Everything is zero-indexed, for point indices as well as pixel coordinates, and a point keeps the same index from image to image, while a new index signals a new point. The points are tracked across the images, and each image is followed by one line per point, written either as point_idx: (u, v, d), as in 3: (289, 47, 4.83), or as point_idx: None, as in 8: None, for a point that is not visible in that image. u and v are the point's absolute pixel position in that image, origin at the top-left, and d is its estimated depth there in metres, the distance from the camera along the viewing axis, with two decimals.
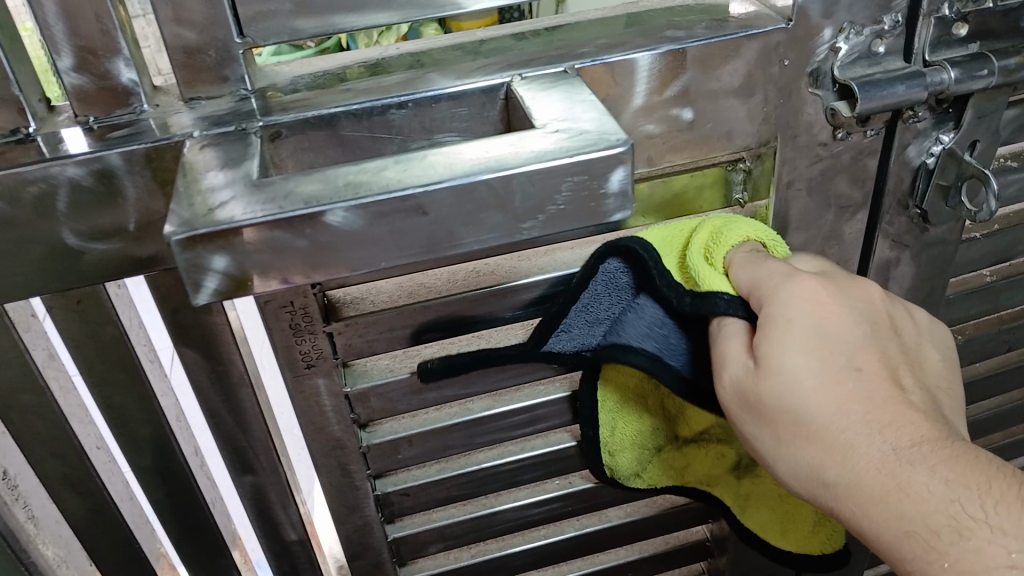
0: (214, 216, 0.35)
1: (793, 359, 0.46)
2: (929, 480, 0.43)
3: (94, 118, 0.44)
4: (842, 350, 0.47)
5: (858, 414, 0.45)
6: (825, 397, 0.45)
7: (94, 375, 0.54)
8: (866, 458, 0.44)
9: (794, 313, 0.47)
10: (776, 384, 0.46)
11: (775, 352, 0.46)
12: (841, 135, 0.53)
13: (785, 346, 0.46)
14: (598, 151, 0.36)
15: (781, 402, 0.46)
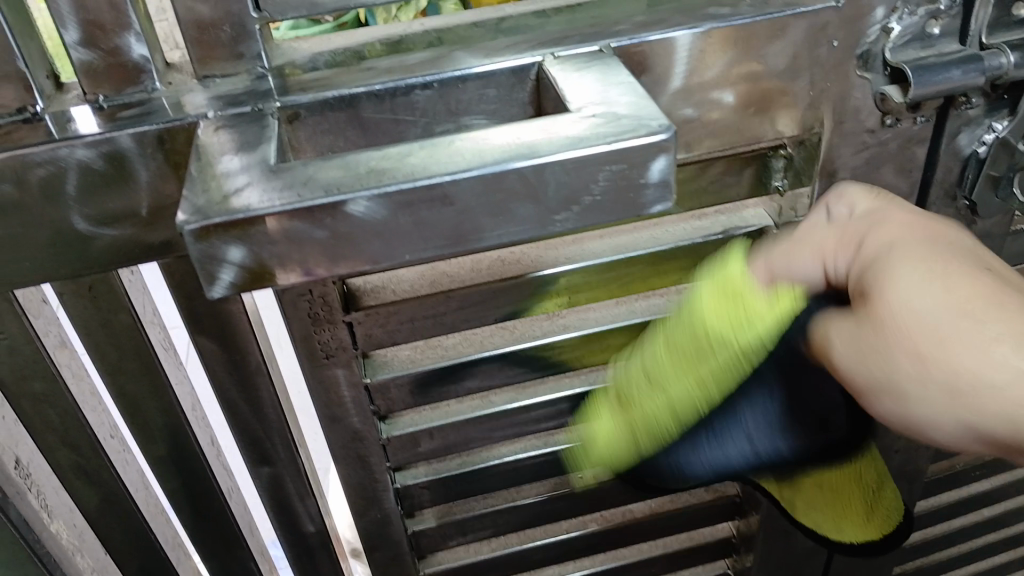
0: (229, 204, 0.33)
1: (900, 288, 0.41)
2: None
3: (104, 97, 0.42)
4: (958, 259, 0.42)
5: (989, 323, 0.39)
6: (962, 298, 0.39)
7: (106, 363, 0.53)
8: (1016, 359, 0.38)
9: (886, 250, 0.43)
10: (899, 299, 0.41)
11: (888, 273, 0.42)
12: (889, 122, 0.50)
13: (898, 263, 0.42)
14: (638, 137, 0.34)
15: (903, 317, 0.40)
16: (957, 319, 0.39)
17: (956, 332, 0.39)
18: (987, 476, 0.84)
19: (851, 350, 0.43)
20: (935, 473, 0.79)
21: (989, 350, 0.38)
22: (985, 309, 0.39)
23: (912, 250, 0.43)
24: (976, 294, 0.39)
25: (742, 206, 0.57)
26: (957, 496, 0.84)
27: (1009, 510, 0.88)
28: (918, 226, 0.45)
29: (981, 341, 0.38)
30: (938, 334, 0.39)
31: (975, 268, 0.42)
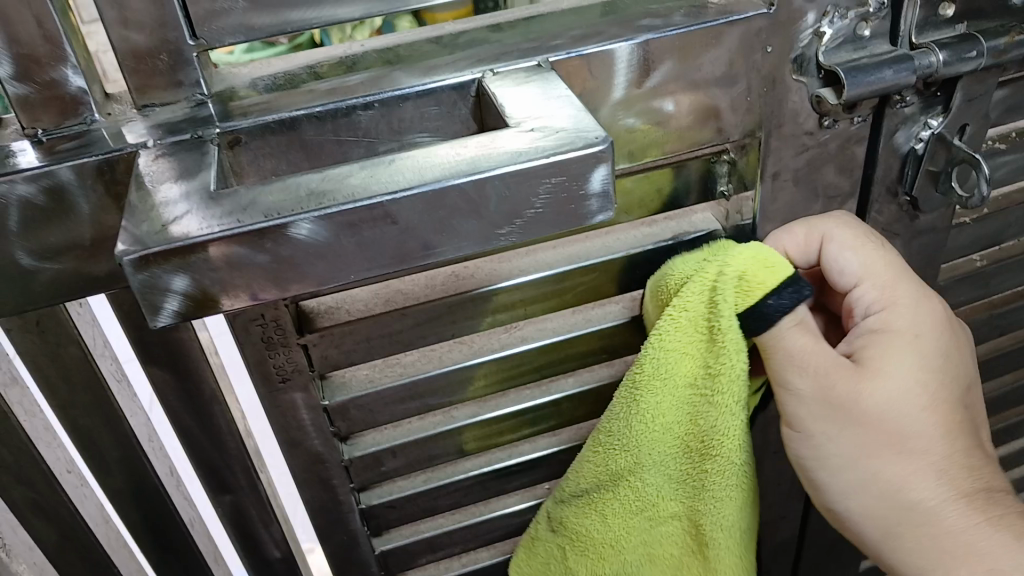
0: (168, 233, 0.32)
1: (897, 369, 0.51)
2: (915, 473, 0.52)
3: (42, 130, 0.41)
4: (937, 379, 0.52)
5: (927, 432, 0.52)
6: (922, 418, 0.51)
7: (58, 398, 0.52)
8: (903, 465, 0.52)
9: (916, 332, 0.53)
10: (872, 395, 0.50)
11: (887, 362, 0.51)
12: (827, 123, 0.51)
13: (893, 354, 0.52)
14: (576, 149, 0.34)
15: (875, 409, 0.51)
16: (896, 428, 0.51)
17: (890, 436, 0.51)
18: None
19: (810, 395, 0.51)
20: None
21: (896, 455, 0.52)
22: (923, 433, 0.51)
23: (916, 347, 0.52)
24: (919, 415, 0.51)
25: (691, 211, 0.57)
26: None
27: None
28: (920, 304, 0.53)
29: (897, 447, 0.51)
30: (886, 434, 0.51)
31: (944, 388, 0.52)
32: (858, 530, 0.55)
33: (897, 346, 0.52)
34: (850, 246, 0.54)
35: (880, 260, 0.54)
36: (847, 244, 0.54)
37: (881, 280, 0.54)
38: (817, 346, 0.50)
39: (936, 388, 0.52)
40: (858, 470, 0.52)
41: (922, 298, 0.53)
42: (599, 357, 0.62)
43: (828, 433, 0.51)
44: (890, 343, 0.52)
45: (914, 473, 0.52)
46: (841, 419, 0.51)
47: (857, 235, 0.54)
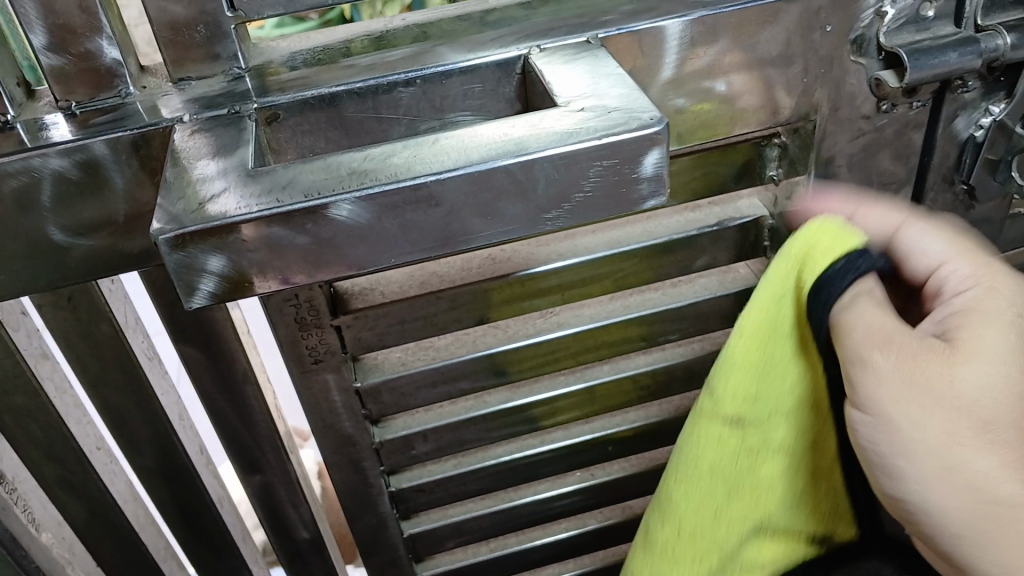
0: (205, 212, 0.31)
1: (992, 345, 0.41)
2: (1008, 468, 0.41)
3: (77, 103, 0.40)
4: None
5: (1021, 407, 0.41)
6: (1012, 397, 0.41)
7: (89, 375, 0.51)
8: (998, 466, 0.41)
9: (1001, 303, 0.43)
10: (965, 378, 0.41)
11: (980, 338, 0.41)
12: (885, 107, 0.49)
13: (990, 330, 0.42)
14: (628, 131, 0.33)
15: (963, 400, 0.41)
16: (983, 431, 0.41)
17: (986, 438, 0.41)
18: None
19: (895, 377, 0.41)
20: None
21: (982, 444, 0.41)
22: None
23: (997, 319, 0.42)
24: (1008, 395, 0.41)
25: (736, 197, 0.57)
26: None
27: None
28: (992, 286, 0.44)
29: (992, 444, 0.41)
30: (984, 432, 0.41)
31: None
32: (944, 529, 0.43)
33: (994, 326, 0.42)
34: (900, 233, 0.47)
35: (942, 237, 0.47)
36: (904, 226, 0.47)
37: (959, 262, 0.46)
38: (890, 323, 0.42)
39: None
40: (948, 473, 0.41)
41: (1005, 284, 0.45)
42: (637, 346, 0.61)
43: (921, 436, 0.41)
44: (969, 328, 0.42)
45: (1003, 465, 0.41)
46: (947, 413, 0.41)
47: (904, 218, 0.47)
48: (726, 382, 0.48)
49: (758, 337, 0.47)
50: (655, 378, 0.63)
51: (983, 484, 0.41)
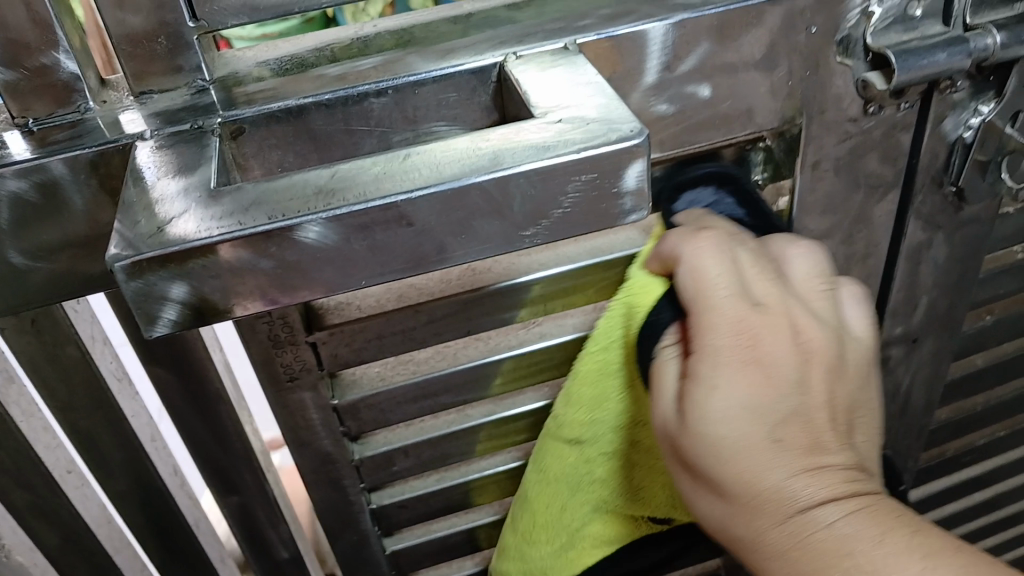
0: (163, 236, 0.30)
1: (716, 389, 0.42)
2: (824, 514, 0.41)
3: (34, 119, 0.39)
4: (746, 384, 0.42)
5: (771, 434, 0.42)
6: (754, 428, 0.42)
7: (57, 400, 0.50)
8: (784, 509, 0.42)
9: (714, 339, 0.42)
10: (711, 417, 0.42)
11: (716, 381, 0.42)
12: (872, 109, 0.48)
13: (720, 372, 0.42)
14: (608, 143, 0.31)
15: (711, 455, 0.42)
16: (786, 465, 0.42)
17: (765, 483, 0.42)
18: (974, 465, 0.86)
19: (711, 414, 0.42)
20: (928, 459, 0.81)
21: (766, 498, 0.42)
22: (811, 438, 0.43)
23: (724, 358, 0.42)
24: (751, 427, 0.42)
25: None
26: (947, 485, 0.86)
27: (995, 470, 0.88)
28: (752, 316, 0.43)
29: (802, 474, 0.42)
30: (762, 470, 0.42)
31: (774, 390, 0.43)
32: (760, 567, 0.43)
33: (732, 365, 0.42)
34: (696, 257, 0.43)
35: (722, 259, 0.43)
36: (690, 248, 0.43)
37: (727, 284, 0.43)
38: (687, 371, 0.43)
39: (819, 379, 0.45)
40: (766, 518, 0.42)
41: (783, 283, 0.45)
42: None
43: (721, 483, 0.43)
44: (765, 357, 0.43)
45: (788, 505, 0.41)
46: (702, 470, 0.43)
47: (698, 231, 0.44)
48: (572, 411, 0.51)
49: (602, 363, 0.49)
50: None
51: (791, 518, 0.41)
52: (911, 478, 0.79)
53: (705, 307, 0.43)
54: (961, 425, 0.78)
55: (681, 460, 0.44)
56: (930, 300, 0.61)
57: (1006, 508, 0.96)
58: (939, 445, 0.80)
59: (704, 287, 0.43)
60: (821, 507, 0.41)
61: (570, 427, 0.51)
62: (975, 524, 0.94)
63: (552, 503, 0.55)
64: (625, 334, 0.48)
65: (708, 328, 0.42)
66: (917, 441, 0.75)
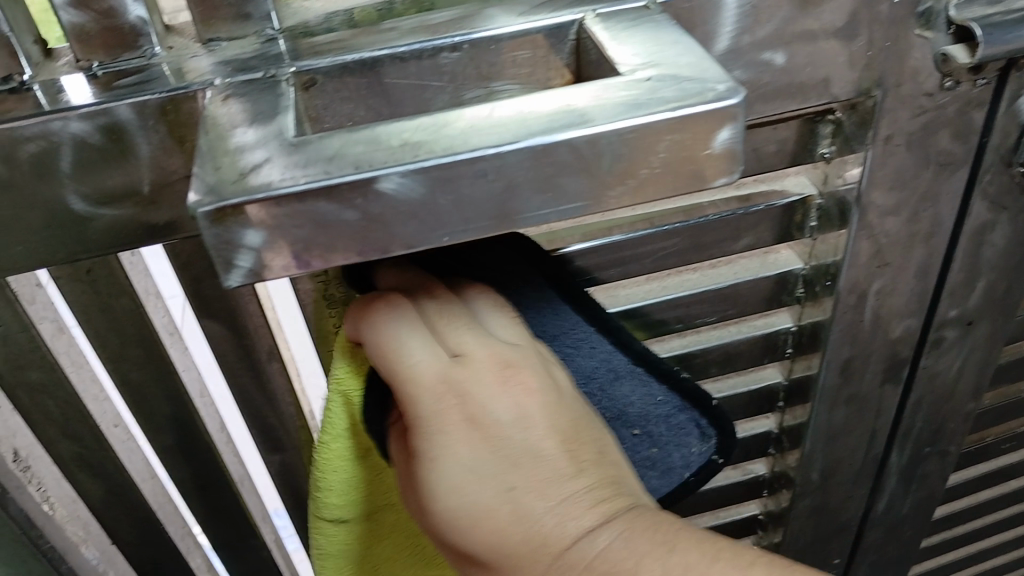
0: (247, 183, 0.29)
1: (449, 458, 0.41)
2: (589, 544, 0.41)
3: (98, 63, 0.38)
4: (472, 446, 0.41)
5: (517, 483, 0.42)
6: (492, 485, 0.41)
7: (108, 351, 0.49)
8: (556, 550, 0.41)
9: (429, 409, 0.41)
10: (451, 492, 0.41)
11: (445, 455, 0.41)
12: (949, 84, 0.47)
13: (447, 444, 0.41)
14: (703, 103, 0.30)
15: (463, 528, 0.41)
16: (534, 506, 0.41)
17: (521, 536, 0.41)
18: (1011, 452, 0.85)
19: (449, 483, 0.41)
20: (968, 445, 0.80)
21: (533, 550, 0.41)
22: (551, 470, 0.42)
23: (441, 430, 0.41)
24: (491, 487, 0.41)
25: (783, 174, 0.54)
26: (983, 472, 0.85)
27: None
28: (452, 374, 0.42)
29: (562, 509, 0.42)
30: (514, 523, 0.41)
31: (498, 442, 0.42)
32: None
33: (448, 425, 0.41)
34: (379, 334, 0.41)
35: (417, 335, 0.42)
36: (368, 329, 0.42)
37: (419, 352, 0.41)
38: (416, 445, 0.42)
39: (545, 415, 0.43)
40: (534, 569, 0.41)
41: (474, 329, 0.44)
42: (675, 327, 0.59)
43: (486, 557, 0.42)
44: (477, 406, 0.42)
45: (556, 547, 0.41)
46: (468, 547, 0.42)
47: (371, 303, 0.42)
48: (327, 496, 0.48)
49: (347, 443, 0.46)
50: (691, 360, 0.61)
51: (565, 556, 0.41)
52: (950, 464, 0.78)
53: (405, 385, 0.41)
54: (1004, 412, 0.78)
55: (448, 547, 0.43)
56: (987, 284, 0.60)
57: None
58: (979, 432, 0.79)
59: (398, 362, 0.41)
60: (588, 536, 0.41)
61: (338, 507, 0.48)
62: (1003, 512, 0.94)
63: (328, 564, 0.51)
64: (349, 413, 0.46)
65: (412, 398, 0.41)
66: (961, 426, 0.74)
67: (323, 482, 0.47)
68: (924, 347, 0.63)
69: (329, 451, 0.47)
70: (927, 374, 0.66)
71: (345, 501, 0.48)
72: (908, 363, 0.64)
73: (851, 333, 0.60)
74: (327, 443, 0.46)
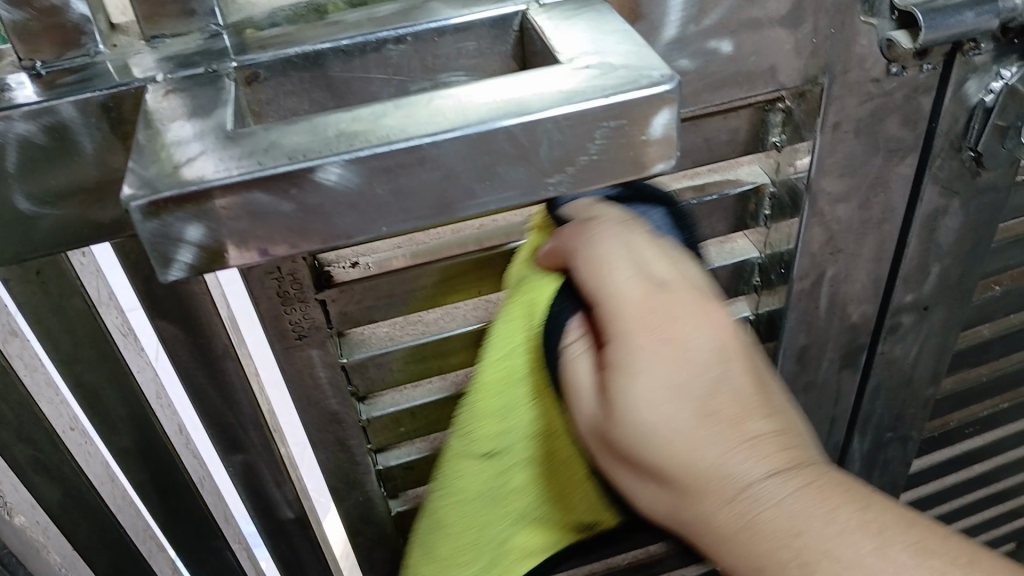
0: (180, 176, 0.29)
1: (645, 384, 0.40)
2: (778, 491, 0.40)
3: (41, 63, 0.37)
4: (676, 377, 0.41)
5: (706, 418, 0.41)
6: (688, 417, 0.41)
7: (62, 353, 0.49)
8: (729, 494, 0.40)
9: (635, 340, 0.41)
10: (642, 413, 0.40)
11: (643, 380, 0.40)
12: (894, 70, 0.47)
13: (649, 371, 0.40)
14: (639, 89, 0.31)
15: (644, 446, 0.40)
16: (724, 449, 0.40)
17: (707, 469, 0.40)
18: (975, 437, 0.86)
19: (641, 405, 0.40)
20: (931, 431, 0.81)
21: (720, 490, 0.40)
22: (742, 406, 0.41)
23: (648, 357, 0.40)
24: (684, 420, 0.40)
25: (736, 163, 0.54)
26: (947, 457, 0.86)
27: (995, 443, 0.88)
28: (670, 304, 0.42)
29: (741, 449, 0.41)
30: (707, 458, 0.40)
31: (699, 376, 0.41)
32: (714, 554, 0.42)
33: (645, 347, 0.41)
34: (594, 252, 0.41)
35: (633, 248, 0.42)
36: (585, 243, 0.42)
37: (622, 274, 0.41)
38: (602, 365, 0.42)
39: (739, 348, 0.43)
40: (712, 496, 0.40)
41: (677, 257, 0.43)
42: None
43: (672, 481, 0.41)
44: (679, 338, 0.41)
45: (744, 488, 0.40)
46: (644, 462, 0.41)
47: (586, 225, 0.42)
48: (476, 423, 0.45)
49: (492, 407, 0.44)
50: None
51: (739, 493, 0.40)
52: (914, 449, 0.79)
53: (601, 309, 0.41)
54: (965, 398, 0.78)
55: (625, 473, 0.43)
56: (942, 269, 0.61)
57: (1005, 482, 0.96)
58: (942, 417, 0.80)
59: (600, 280, 0.41)
60: (769, 479, 0.40)
61: (462, 493, 0.46)
62: (971, 497, 0.95)
63: (450, 511, 0.47)
64: (529, 334, 0.44)
65: (616, 322, 0.41)
66: (922, 412, 0.75)
67: (473, 406, 0.45)
68: (882, 333, 0.64)
69: (489, 378, 0.44)
70: (887, 359, 0.67)
71: (490, 436, 0.45)
72: (867, 349, 0.65)
73: (808, 320, 0.60)
74: (479, 381, 0.44)
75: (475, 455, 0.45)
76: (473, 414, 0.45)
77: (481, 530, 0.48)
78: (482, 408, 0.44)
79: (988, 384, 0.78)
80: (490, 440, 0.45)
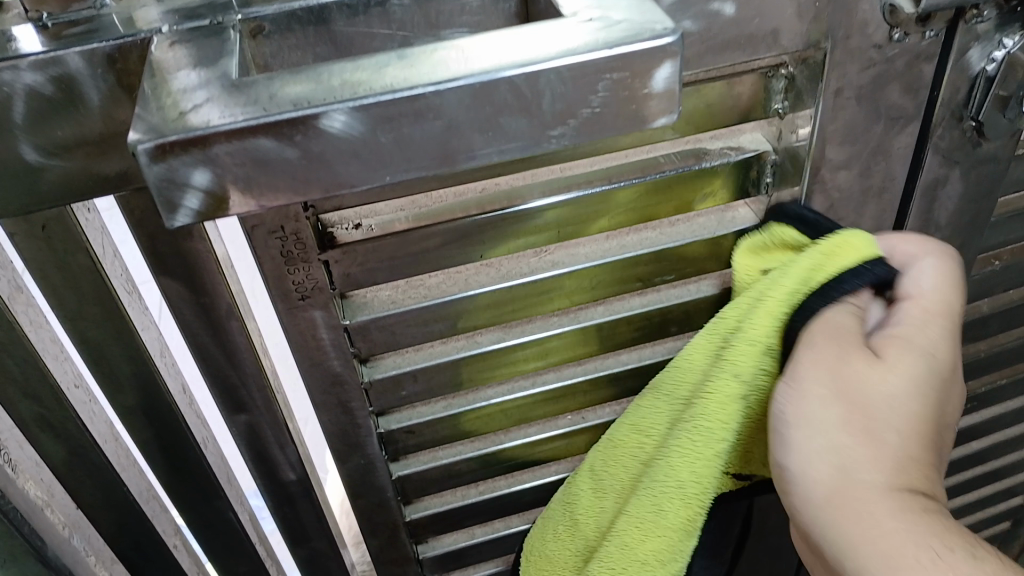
0: (187, 121, 0.29)
1: (905, 371, 0.49)
2: (931, 502, 0.45)
3: (48, 14, 0.37)
4: (923, 386, 0.49)
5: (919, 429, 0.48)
6: (911, 414, 0.48)
7: (67, 310, 0.49)
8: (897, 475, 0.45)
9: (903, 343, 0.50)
10: (887, 383, 0.48)
11: (904, 364, 0.49)
12: (896, 37, 0.48)
13: (909, 361, 0.49)
14: (641, 41, 0.31)
15: (874, 399, 0.48)
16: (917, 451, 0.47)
17: (904, 447, 0.47)
18: (971, 414, 0.87)
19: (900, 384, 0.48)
20: None
21: (893, 460, 0.46)
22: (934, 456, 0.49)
23: (914, 355, 0.49)
24: (910, 416, 0.48)
25: (739, 130, 0.53)
26: None
27: (991, 420, 0.89)
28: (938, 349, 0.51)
29: (921, 466, 0.47)
30: (907, 445, 0.47)
31: (932, 398, 0.49)
32: (839, 503, 0.46)
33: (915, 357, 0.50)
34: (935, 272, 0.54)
35: (932, 274, 0.53)
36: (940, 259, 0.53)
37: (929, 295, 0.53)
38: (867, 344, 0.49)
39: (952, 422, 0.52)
40: (890, 463, 0.46)
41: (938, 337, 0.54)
42: (634, 286, 0.60)
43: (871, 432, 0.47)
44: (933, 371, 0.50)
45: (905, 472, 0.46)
46: (858, 411, 0.47)
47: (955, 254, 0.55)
48: (736, 359, 0.51)
49: (751, 340, 0.51)
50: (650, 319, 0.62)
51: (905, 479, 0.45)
52: None
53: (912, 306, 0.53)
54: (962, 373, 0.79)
55: (816, 414, 0.47)
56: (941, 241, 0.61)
57: (1000, 460, 0.97)
58: None
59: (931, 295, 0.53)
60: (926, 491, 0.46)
61: (702, 435, 0.52)
62: (967, 474, 0.96)
63: (684, 457, 0.53)
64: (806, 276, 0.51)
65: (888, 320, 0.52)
66: None
67: (746, 338, 0.51)
68: None
69: (757, 314, 0.51)
70: None
71: (744, 371, 0.51)
72: None
73: None
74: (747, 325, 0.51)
75: (728, 386, 0.51)
76: (739, 347, 0.51)
77: (690, 481, 0.53)
78: (747, 342, 0.51)
79: (985, 359, 0.78)
80: (748, 376, 0.51)
